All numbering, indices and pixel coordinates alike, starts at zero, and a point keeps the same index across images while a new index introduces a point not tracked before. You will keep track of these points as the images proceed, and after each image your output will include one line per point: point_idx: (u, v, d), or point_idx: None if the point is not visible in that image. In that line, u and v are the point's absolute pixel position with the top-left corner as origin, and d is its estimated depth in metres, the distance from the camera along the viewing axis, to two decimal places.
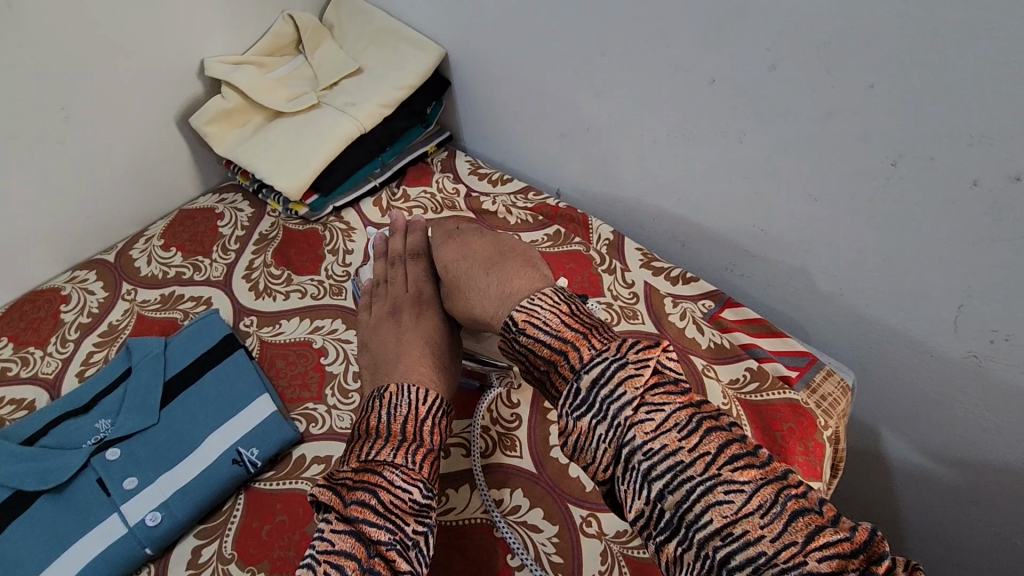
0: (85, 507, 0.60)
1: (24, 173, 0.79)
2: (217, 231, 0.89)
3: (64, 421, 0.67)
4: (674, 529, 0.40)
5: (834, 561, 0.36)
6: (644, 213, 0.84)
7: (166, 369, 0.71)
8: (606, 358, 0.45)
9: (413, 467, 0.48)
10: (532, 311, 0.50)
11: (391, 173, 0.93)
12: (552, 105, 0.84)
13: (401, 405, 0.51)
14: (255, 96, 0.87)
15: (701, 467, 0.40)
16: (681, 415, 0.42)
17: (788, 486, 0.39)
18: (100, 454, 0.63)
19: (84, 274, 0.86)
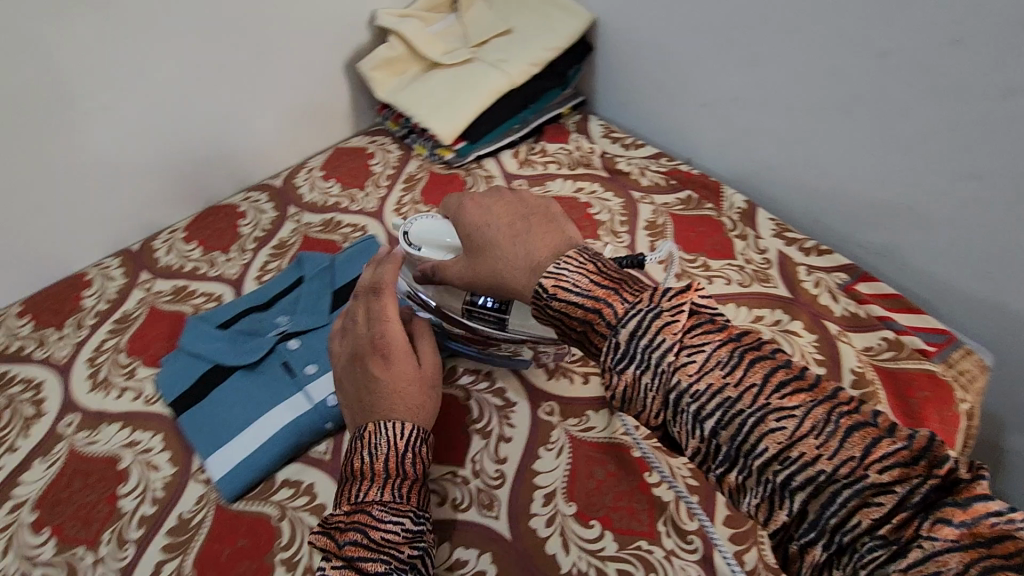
0: (274, 384, 0.68)
1: (217, 99, 0.89)
2: (369, 168, 0.97)
3: (249, 314, 0.77)
4: (733, 460, 0.41)
5: (894, 470, 0.37)
6: (780, 187, 0.86)
7: (335, 279, 0.79)
8: (643, 309, 0.45)
9: (400, 500, 0.51)
10: (560, 275, 0.50)
11: (529, 130, 0.99)
12: (699, 74, 0.86)
13: (380, 443, 0.53)
14: (418, 46, 0.94)
15: (749, 399, 0.41)
16: (722, 353, 0.43)
17: (839, 404, 0.40)
18: (284, 342, 0.72)
19: (257, 195, 0.95)
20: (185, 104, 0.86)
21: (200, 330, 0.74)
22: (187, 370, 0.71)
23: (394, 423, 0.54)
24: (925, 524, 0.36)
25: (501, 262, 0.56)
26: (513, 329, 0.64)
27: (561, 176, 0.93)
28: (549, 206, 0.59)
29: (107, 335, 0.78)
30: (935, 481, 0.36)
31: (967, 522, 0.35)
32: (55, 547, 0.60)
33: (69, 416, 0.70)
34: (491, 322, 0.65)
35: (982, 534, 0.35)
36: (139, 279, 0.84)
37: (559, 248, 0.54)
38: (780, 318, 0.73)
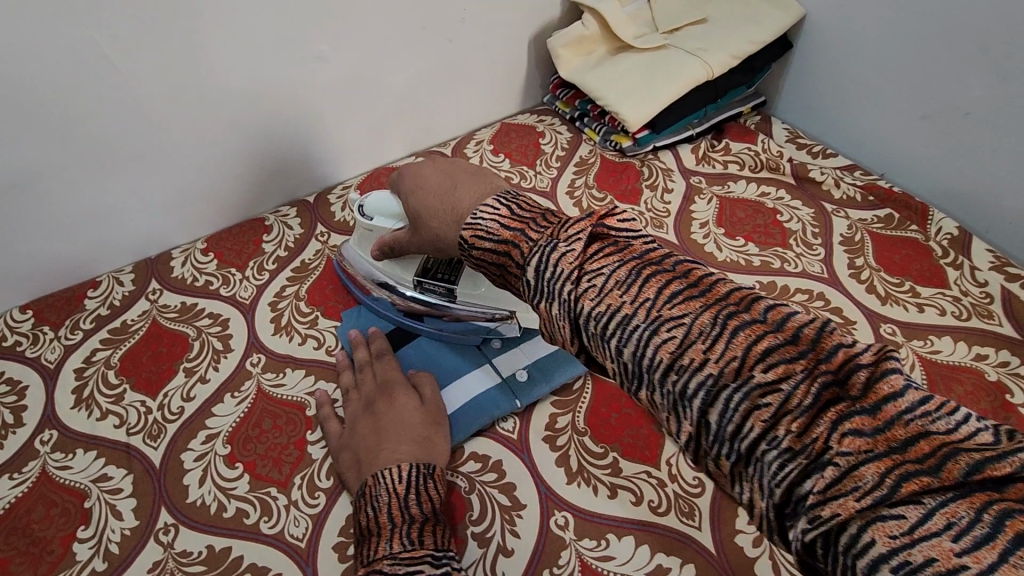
0: (462, 354, 0.69)
1: (410, 60, 0.87)
2: (540, 147, 0.95)
3: None
4: (641, 377, 0.41)
5: (779, 367, 0.37)
6: (1002, 216, 0.78)
7: None
8: (544, 245, 0.45)
9: (411, 544, 0.48)
10: (474, 224, 0.50)
11: (708, 126, 0.94)
12: (925, 84, 0.79)
13: (380, 493, 0.52)
14: (613, 26, 0.90)
15: (645, 315, 0.41)
16: (620, 273, 0.43)
17: (827, 372, 0.36)
18: None
19: (427, 161, 0.94)
20: (381, 61, 0.85)
21: None
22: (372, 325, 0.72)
23: (394, 467, 0.54)
24: (834, 437, 0.34)
25: (432, 218, 0.57)
26: (461, 299, 0.67)
27: (743, 177, 0.89)
28: (482, 166, 0.59)
29: (287, 281, 0.78)
30: (852, 399, 0.35)
31: (881, 430, 0.33)
32: (248, 484, 0.60)
33: (255, 356, 0.71)
34: (440, 293, 0.68)
35: (896, 438, 0.33)
36: (315, 231, 0.85)
37: (483, 197, 0.53)
38: (1008, 359, 0.67)
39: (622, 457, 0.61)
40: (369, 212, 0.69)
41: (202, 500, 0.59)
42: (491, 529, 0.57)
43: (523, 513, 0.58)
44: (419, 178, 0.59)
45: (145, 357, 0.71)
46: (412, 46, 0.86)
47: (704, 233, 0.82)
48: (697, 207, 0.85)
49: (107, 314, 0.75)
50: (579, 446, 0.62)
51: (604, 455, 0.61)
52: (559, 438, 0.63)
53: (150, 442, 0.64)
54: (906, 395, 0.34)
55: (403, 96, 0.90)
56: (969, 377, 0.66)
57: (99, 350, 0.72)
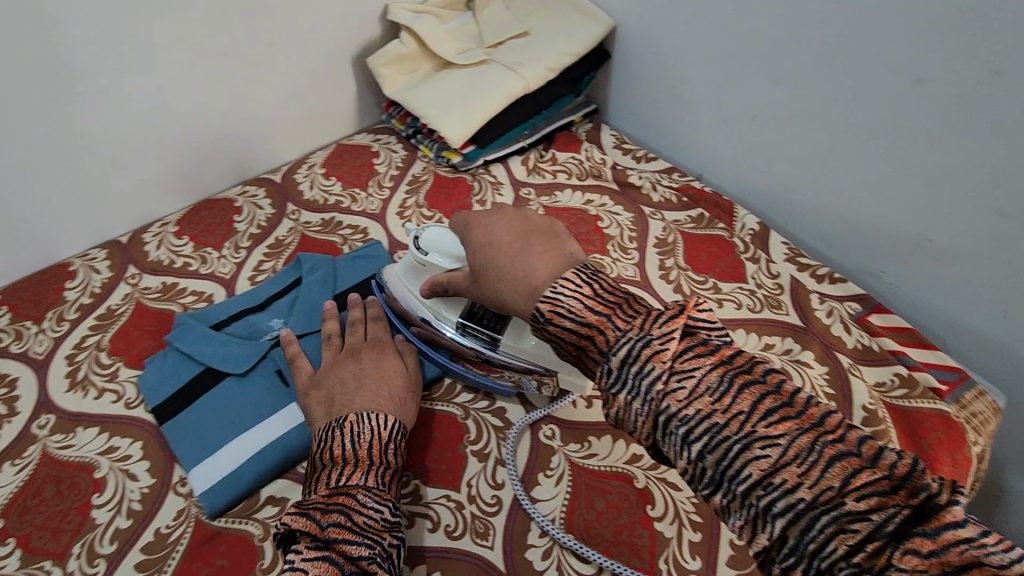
0: (267, 393, 0.66)
1: (217, 88, 0.84)
2: (373, 168, 0.94)
3: (245, 315, 0.74)
4: (717, 483, 0.43)
5: (871, 499, 0.38)
6: (794, 210, 0.83)
7: (336, 284, 0.77)
8: (634, 337, 0.46)
9: (382, 490, 0.54)
10: (555, 300, 0.51)
11: (539, 137, 0.96)
12: (719, 88, 0.84)
13: (364, 431, 0.56)
14: (431, 44, 0.91)
15: (736, 426, 0.42)
16: (712, 379, 0.44)
17: (824, 433, 0.41)
18: (278, 348, 0.69)
19: (253, 190, 0.91)
20: (182, 89, 0.81)
21: (193, 329, 0.71)
22: (175, 371, 0.68)
23: (377, 413, 0.58)
24: (895, 555, 0.36)
25: (496, 279, 0.57)
26: (505, 351, 0.64)
27: (570, 186, 0.91)
28: (557, 228, 0.58)
29: (88, 332, 0.74)
30: (909, 510, 0.37)
31: (936, 552, 0.36)
32: (21, 560, 0.56)
33: (45, 417, 0.66)
34: (484, 341, 0.65)
35: (950, 561, 0.35)
36: (125, 274, 0.80)
37: (556, 270, 0.53)
38: (791, 347, 0.71)
39: (423, 483, 0.61)
40: (422, 245, 0.67)
41: None
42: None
43: None
44: (489, 218, 0.60)
45: None
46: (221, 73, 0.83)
47: None
48: None
49: None
50: None
51: (406, 484, 0.61)
52: None
53: None
54: (968, 526, 0.36)
55: (217, 124, 0.87)
56: None
57: None
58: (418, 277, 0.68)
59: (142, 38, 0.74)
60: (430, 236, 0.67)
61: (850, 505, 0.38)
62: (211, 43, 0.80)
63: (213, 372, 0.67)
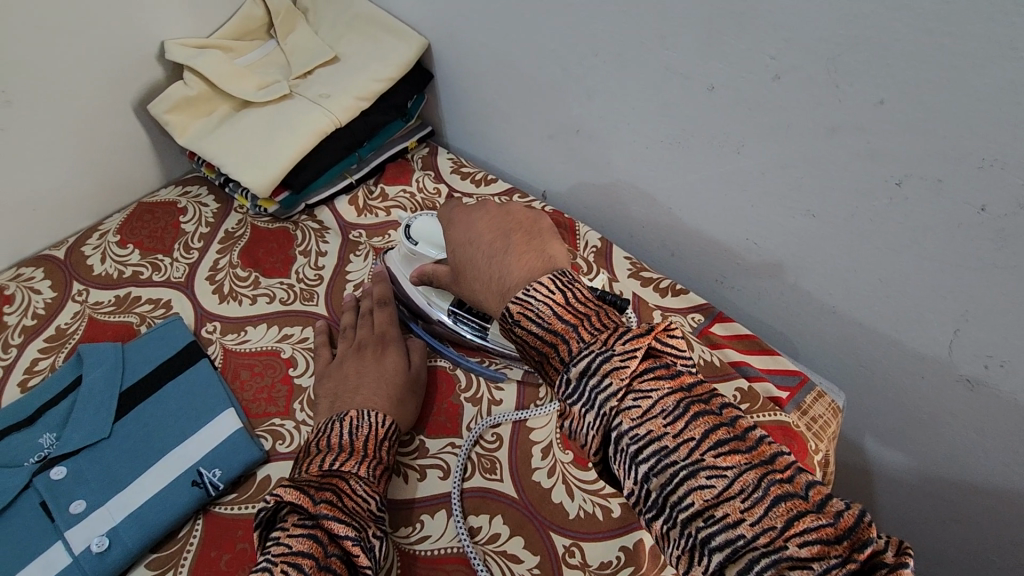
0: (25, 535, 0.55)
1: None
2: (179, 227, 0.83)
3: (7, 436, 0.62)
4: (660, 509, 0.41)
5: (814, 546, 0.36)
6: (633, 223, 0.80)
7: (124, 378, 0.66)
8: (595, 352, 0.45)
9: (373, 480, 0.53)
10: (526, 303, 0.50)
11: (369, 170, 0.88)
12: (539, 103, 0.79)
13: (363, 425, 0.56)
14: (222, 83, 0.81)
15: (685, 452, 0.41)
16: (668, 402, 0.43)
17: (774, 471, 0.39)
18: (43, 473, 0.58)
19: (30, 272, 0.78)
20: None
21: None
22: None
23: (378, 410, 0.58)
24: None
25: (477, 280, 0.56)
26: (494, 337, 0.65)
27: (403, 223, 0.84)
28: (539, 227, 0.58)
29: None
30: (852, 565, 0.35)
31: None
32: None
33: None
34: (474, 328, 0.66)
35: None
36: None
37: (532, 273, 0.53)
38: None
39: None
40: (412, 236, 0.65)
41: None
42: None
43: None
44: (471, 217, 0.60)
45: None
46: None
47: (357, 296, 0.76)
48: (351, 267, 0.79)
49: None
50: None
51: None
52: None
53: None
54: None
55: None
56: None
57: None
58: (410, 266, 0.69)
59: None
60: (421, 226, 0.66)
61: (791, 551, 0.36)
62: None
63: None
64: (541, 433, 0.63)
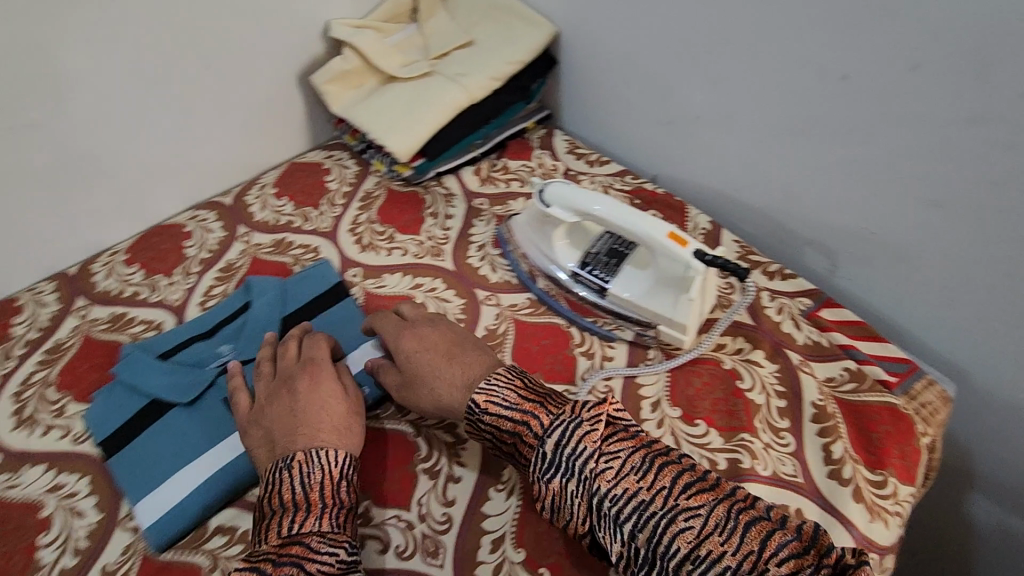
0: (214, 421, 0.65)
1: (157, 118, 0.83)
2: (325, 185, 0.93)
3: (192, 344, 0.73)
4: (651, 562, 0.48)
5: (790, 561, 0.45)
6: (744, 209, 0.83)
7: (285, 306, 0.76)
8: (567, 420, 0.53)
9: (338, 531, 0.52)
10: (491, 391, 0.57)
11: (491, 145, 0.96)
12: (661, 90, 0.83)
13: (314, 471, 0.54)
14: (374, 59, 0.91)
15: (660, 501, 0.49)
16: (635, 459, 0.51)
17: (736, 500, 0.49)
18: (226, 375, 0.69)
19: (204, 214, 0.90)
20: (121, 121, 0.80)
21: (139, 360, 0.70)
22: (122, 405, 0.68)
23: (331, 448, 0.56)
24: None
25: (431, 372, 0.62)
26: (611, 298, 0.71)
27: (523, 194, 0.91)
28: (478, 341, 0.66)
29: (36, 367, 0.74)
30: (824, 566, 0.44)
31: None
32: None
33: None
34: (593, 289, 0.72)
35: None
36: (74, 306, 0.80)
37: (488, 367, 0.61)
38: (741, 347, 0.71)
39: (374, 505, 0.61)
40: (546, 197, 0.71)
41: None
42: None
43: None
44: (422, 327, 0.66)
45: None
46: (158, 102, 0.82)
47: (480, 256, 0.83)
48: (475, 230, 0.86)
49: None
50: None
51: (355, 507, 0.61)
52: None
53: None
54: None
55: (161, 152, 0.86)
56: (707, 368, 0.70)
57: None
58: (540, 227, 0.76)
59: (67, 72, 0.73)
60: (553, 192, 0.70)
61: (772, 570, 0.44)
62: (145, 73, 0.79)
63: (159, 403, 0.67)
64: (651, 390, 0.68)
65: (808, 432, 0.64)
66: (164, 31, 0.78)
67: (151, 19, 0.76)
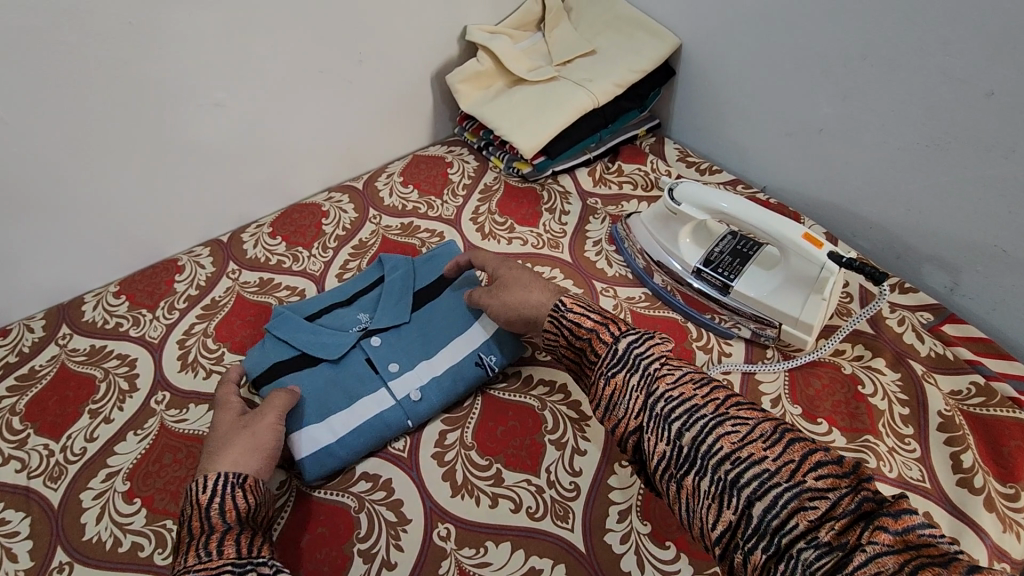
0: (358, 379, 0.71)
1: (309, 104, 0.91)
2: (447, 177, 1.00)
3: (334, 310, 0.79)
4: (692, 461, 0.51)
5: (827, 479, 0.47)
6: (861, 222, 0.85)
7: (415, 281, 0.80)
8: (639, 332, 0.60)
9: (209, 556, 0.51)
10: (578, 297, 0.66)
11: (604, 149, 1.00)
12: (785, 103, 0.86)
13: (185, 514, 0.55)
14: (505, 63, 0.97)
15: (712, 407, 0.53)
16: (694, 374, 0.56)
17: (782, 424, 0.52)
18: (367, 339, 0.74)
19: (339, 196, 0.98)
20: (283, 104, 0.88)
21: (290, 319, 0.76)
22: (273, 355, 0.74)
23: (205, 476, 0.57)
24: (866, 534, 0.43)
25: (521, 278, 0.71)
26: (735, 295, 0.73)
27: (636, 196, 0.95)
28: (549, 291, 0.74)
29: (196, 319, 0.82)
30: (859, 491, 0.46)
31: (900, 531, 0.42)
32: (145, 518, 0.63)
33: (160, 393, 0.74)
34: (716, 287, 0.75)
35: (913, 541, 0.42)
36: (227, 269, 0.88)
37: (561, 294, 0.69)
38: (862, 353, 0.72)
39: (504, 467, 0.66)
40: (676, 196, 0.75)
41: (98, 536, 0.63)
42: (376, 544, 0.62)
43: (409, 527, 0.63)
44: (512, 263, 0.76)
45: (50, 401, 0.74)
46: (313, 90, 0.90)
47: (596, 250, 0.87)
48: (591, 227, 0.91)
49: (15, 361, 0.78)
50: (465, 460, 0.67)
51: (487, 467, 0.66)
52: (447, 454, 0.68)
53: (50, 483, 0.67)
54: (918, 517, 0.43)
55: (308, 136, 0.94)
56: (827, 371, 0.71)
57: (5, 396, 0.75)
58: (664, 226, 0.79)
59: (246, 58, 0.81)
60: (684, 192, 0.74)
61: (809, 481, 0.47)
62: (307, 63, 0.87)
63: (310, 357, 0.73)
64: (771, 386, 0.70)
65: (935, 440, 0.64)
66: (331, 26, 0.85)
67: (322, 15, 0.84)
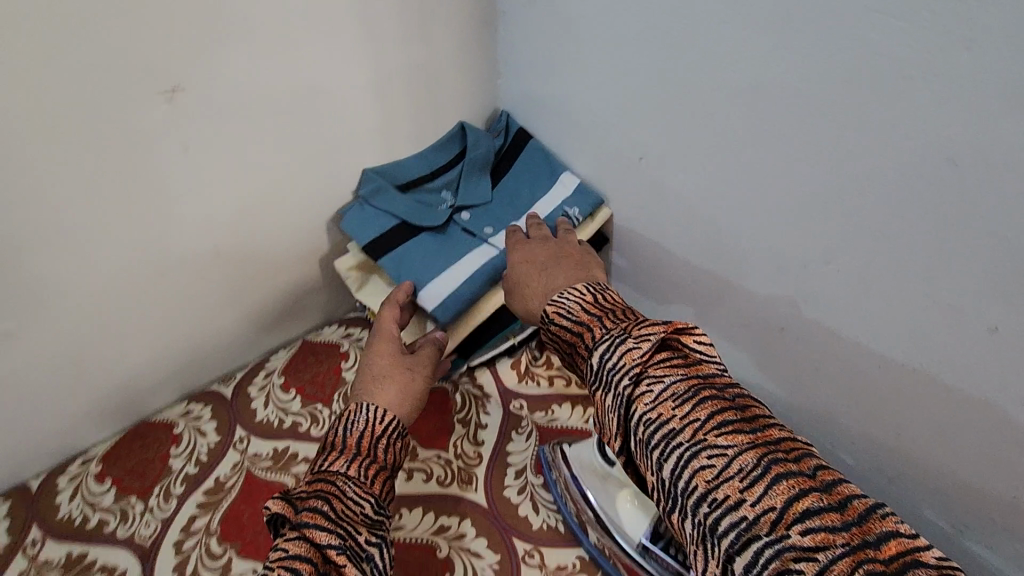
0: (464, 239, 0.81)
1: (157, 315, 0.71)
2: (339, 374, 0.82)
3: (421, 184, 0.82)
4: (675, 501, 0.45)
5: (818, 536, 0.39)
6: (839, 434, 0.73)
7: (489, 151, 0.85)
8: (614, 335, 0.52)
9: (365, 481, 0.55)
10: (559, 303, 0.60)
11: (531, 329, 0.83)
12: (739, 296, 0.74)
13: (359, 420, 0.59)
14: None
15: (690, 434, 0.45)
16: (678, 387, 0.48)
17: (775, 452, 0.43)
18: (462, 212, 0.83)
19: (198, 409, 0.79)
20: (113, 327, 0.68)
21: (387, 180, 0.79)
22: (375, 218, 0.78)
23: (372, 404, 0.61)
24: None
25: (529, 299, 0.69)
26: None
27: (567, 397, 0.79)
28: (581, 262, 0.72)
29: None
30: (856, 550, 0.38)
31: None
32: None
33: None
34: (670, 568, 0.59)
35: None
36: (25, 541, 0.67)
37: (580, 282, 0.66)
38: None
39: None
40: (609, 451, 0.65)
41: None
42: None
43: None
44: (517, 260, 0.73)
45: None
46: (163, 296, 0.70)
47: (519, 485, 0.69)
48: (513, 447, 0.73)
49: None
50: None
51: None
52: None
53: None
54: None
55: (149, 356, 0.74)
56: None
57: None
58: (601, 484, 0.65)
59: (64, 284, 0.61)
60: None
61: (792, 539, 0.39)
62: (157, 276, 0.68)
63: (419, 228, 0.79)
64: None
65: None
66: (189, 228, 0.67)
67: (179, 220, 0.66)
